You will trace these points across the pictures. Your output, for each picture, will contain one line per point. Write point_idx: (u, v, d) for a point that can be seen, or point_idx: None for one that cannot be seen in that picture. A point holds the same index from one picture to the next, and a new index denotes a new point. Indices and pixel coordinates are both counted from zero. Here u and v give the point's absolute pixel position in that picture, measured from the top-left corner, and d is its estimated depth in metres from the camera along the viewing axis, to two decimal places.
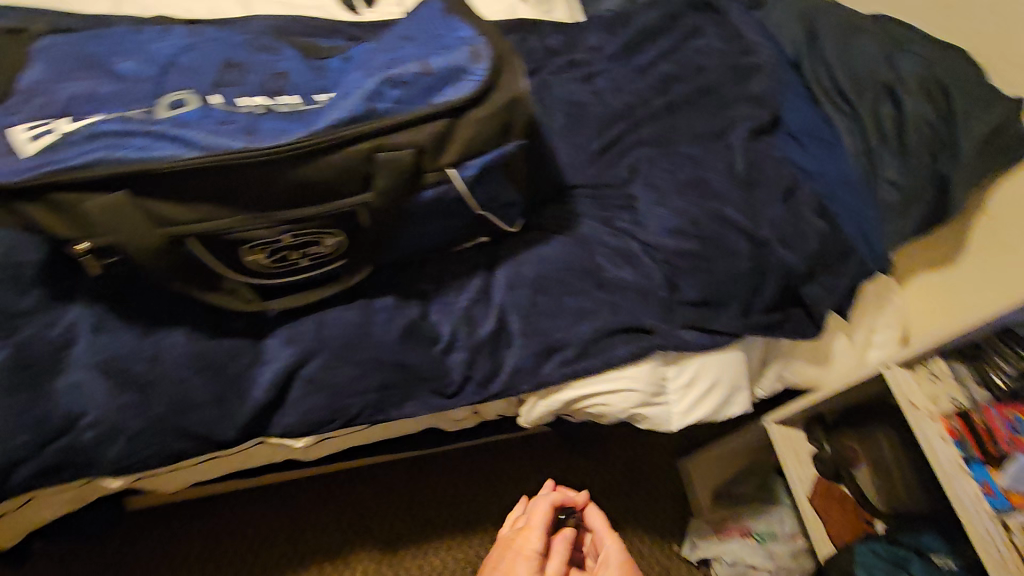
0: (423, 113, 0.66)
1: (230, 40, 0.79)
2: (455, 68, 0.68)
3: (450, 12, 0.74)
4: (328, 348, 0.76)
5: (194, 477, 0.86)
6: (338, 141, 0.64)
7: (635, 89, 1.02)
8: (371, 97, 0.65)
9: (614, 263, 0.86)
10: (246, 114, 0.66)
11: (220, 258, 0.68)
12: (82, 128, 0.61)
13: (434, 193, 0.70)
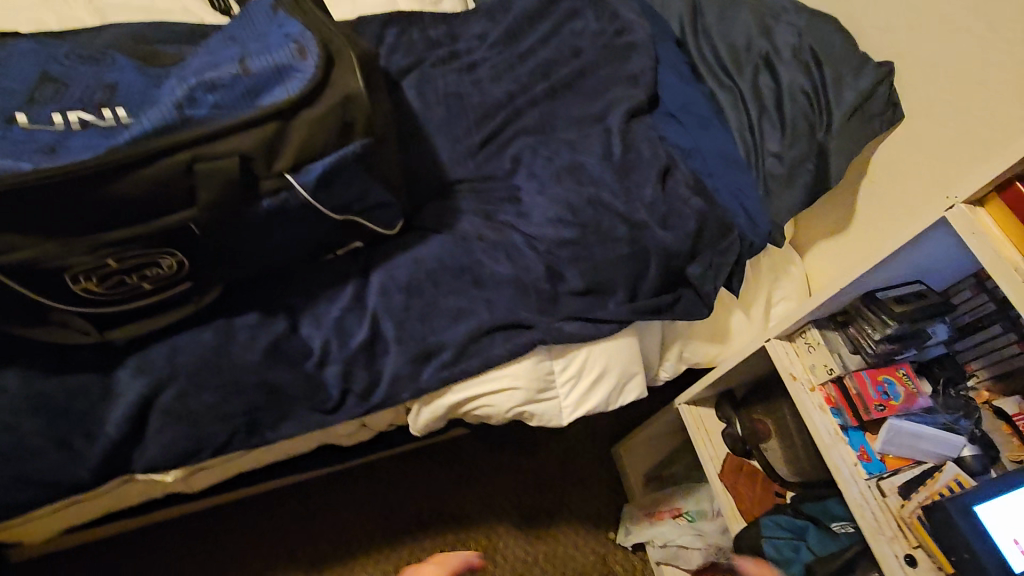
0: (246, 117, 0.62)
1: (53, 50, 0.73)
2: (279, 66, 0.63)
3: (280, 6, 0.69)
4: (184, 374, 0.71)
5: (60, 525, 0.79)
6: (149, 154, 0.59)
7: (514, 77, 0.99)
8: (184, 104, 0.60)
9: (493, 258, 0.83)
10: (53, 131, 0.61)
11: (43, 289, 0.62)
12: None
13: (273, 203, 0.65)
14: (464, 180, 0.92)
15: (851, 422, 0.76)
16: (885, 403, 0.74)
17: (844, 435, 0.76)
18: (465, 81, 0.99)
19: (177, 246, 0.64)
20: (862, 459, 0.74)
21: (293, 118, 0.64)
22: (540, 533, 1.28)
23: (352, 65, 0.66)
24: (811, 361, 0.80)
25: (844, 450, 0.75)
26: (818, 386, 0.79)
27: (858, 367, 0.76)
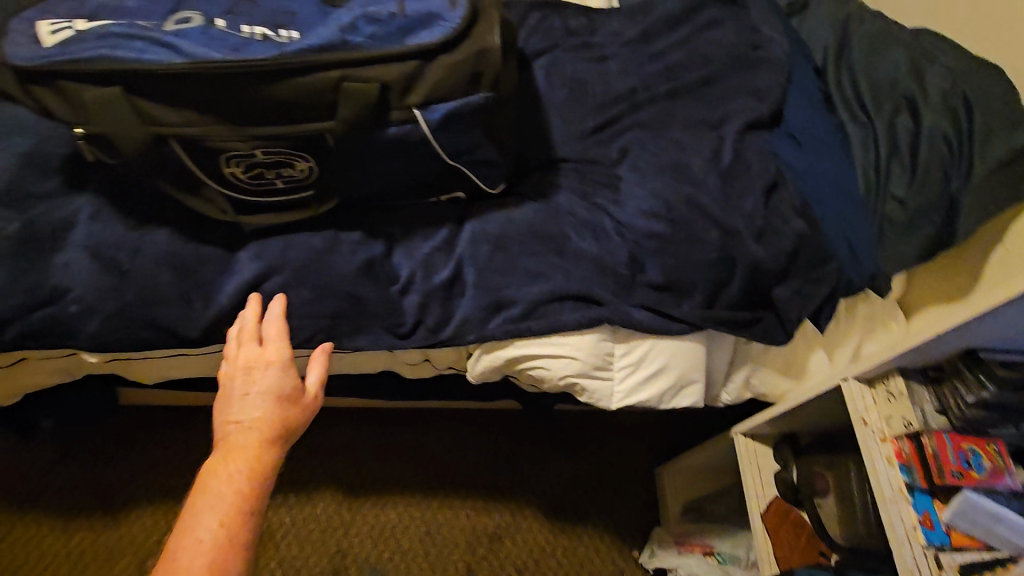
0: (394, 52, 0.69)
1: None
2: (431, 13, 0.70)
3: None
4: (290, 268, 0.81)
5: (162, 374, 0.92)
6: (308, 66, 0.68)
7: (640, 73, 1.02)
8: (346, 29, 0.68)
9: (580, 234, 0.86)
10: (239, 36, 0.72)
11: (202, 166, 0.74)
12: (94, 29, 0.69)
13: (398, 131, 0.73)
14: (569, 159, 0.95)
15: (920, 485, 0.69)
16: (964, 473, 0.67)
17: (909, 496, 0.69)
18: (592, 70, 1.03)
19: (311, 153, 0.74)
20: (924, 526, 0.68)
21: (432, 61, 0.70)
22: (564, 528, 1.28)
23: (493, 24, 0.72)
24: (889, 411, 0.73)
25: (905, 511, 0.69)
26: (891, 439, 0.72)
27: (942, 429, 0.70)
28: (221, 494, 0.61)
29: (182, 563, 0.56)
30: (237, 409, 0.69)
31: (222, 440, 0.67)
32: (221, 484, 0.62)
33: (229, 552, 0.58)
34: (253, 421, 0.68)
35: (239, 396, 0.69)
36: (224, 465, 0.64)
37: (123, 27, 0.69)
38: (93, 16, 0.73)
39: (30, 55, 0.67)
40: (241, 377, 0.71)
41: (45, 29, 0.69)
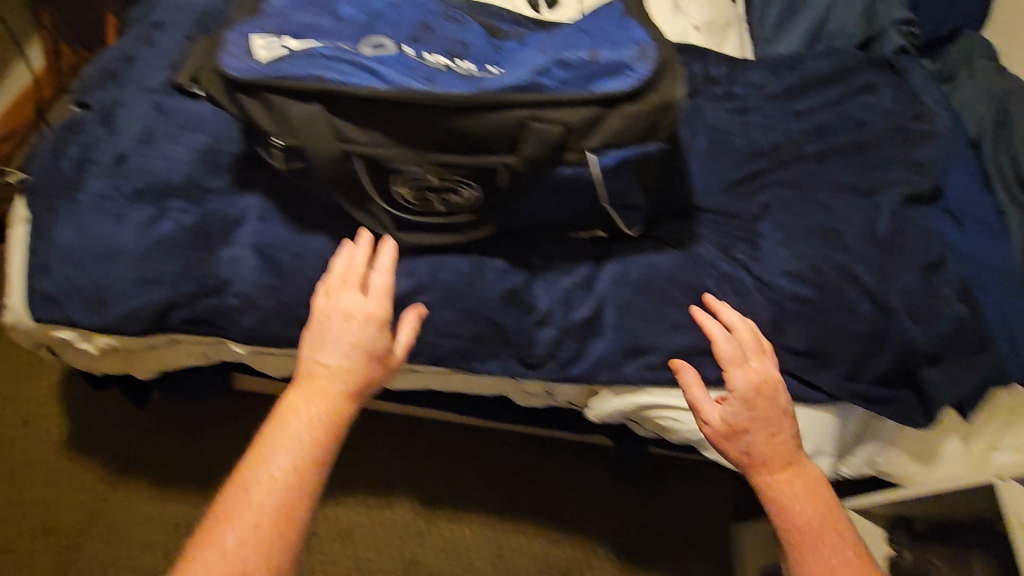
0: (577, 96, 0.70)
1: (430, 6, 0.90)
2: (620, 62, 0.71)
3: (628, 14, 0.77)
4: (438, 288, 0.84)
5: (290, 370, 0.95)
6: (496, 103, 0.70)
7: (785, 130, 1.01)
8: (539, 72, 0.70)
9: (721, 289, 0.86)
10: (429, 66, 0.75)
11: (375, 184, 0.77)
12: (304, 49, 0.73)
13: (570, 172, 0.74)
14: (708, 210, 0.94)
15: None
16: None
17: None
18: (734, 122, 1.03)
19: (480, 184, 0.76)
20: None
21: (612, 108, 0.71)
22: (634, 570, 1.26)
23: (679, 80, 0.73)
24: None
25: None
26: None
27: None
28: (295, 439, 0.68)
29: (257, 492, 0.65)
30: (328, 354, 0.73)
31: (307, 383, 0.72)
32: (297, 429, 0.69)
33: (296, 493, 0.67)
34: (340, 370, 0.72)
35: (333, 342, 0.73)
36: (304, 411, 0.70)
37: (327, 49, 0.73)
38: (294, 34, 0.77)
39: (243, 67, 0.72)
40: (338, 324, 0.74)
41: (256, 43, 0.74)
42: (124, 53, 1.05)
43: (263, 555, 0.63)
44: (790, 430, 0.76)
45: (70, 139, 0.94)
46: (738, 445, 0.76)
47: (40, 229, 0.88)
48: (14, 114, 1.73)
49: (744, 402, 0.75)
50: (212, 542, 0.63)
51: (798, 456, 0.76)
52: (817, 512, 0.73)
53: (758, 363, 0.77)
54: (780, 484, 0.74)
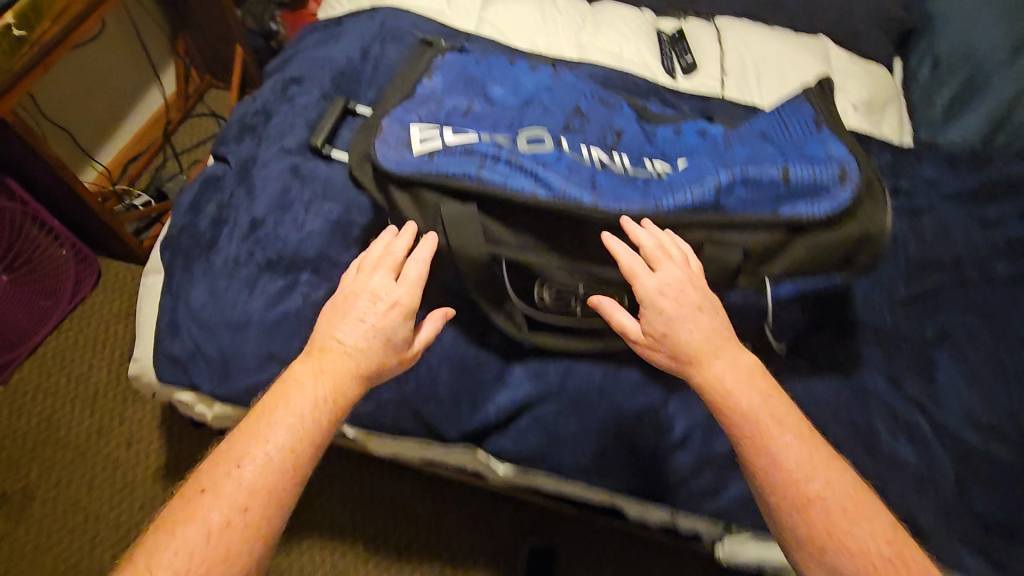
0: (764, 220, 0.62)
1: (583, 88, 0.84)
2: (816, 183, 0.62)
3: (820, 124, 0.69)
4: (566, 396, 0.78)
5: (392, 452, 0.91)
6: (669, 222, 0.63)
7: (966, 240, 0.88)
8: (721, 189, 0.63)
9: (891, 431, 0.74)
10: (591, 167, 0.70)
11: (515, 283, 0.73)
12: (461, 143, 0.69)
13: (738, 297, 0.66)
14: (871, 325, 0.81)
15: None
16: None
17: None
18: (904, 223, 0.91)
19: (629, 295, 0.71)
20: None
21: (802, 234, 0.63)
22: None
23: (885, 205, 0.63)
24: None
25: None
26: None
27: None
28: (298, 418, 0.59)
29: (249, 469, 0.56)
30: (345, 333, 0.63)
31: (315, 358, 0.63)
32: (291, 403, 0.60)
33: (289, 475, 0.57)
34: (357, 353, 0.62)
35: (355, 320, 0.63)
36: (305, 390, 0.60)
37: (488, 146, 0.69)
38: (451, 122, 0.74)
39: (399, 161, 0.69)
40: (364, 302, 0.64)
41: (415, 133, 0.71)
42: (263, 106, 1.05)
43: (240, 539, 0.54)
44: (705, 317, 0.59)
45: (208, 196, 0.95)
46: (663, 351, 0.59)
47: (175, 287, 0.89)
48: (139, 140, 1.77)
49: (657, 304, 0.58)
50: (193, 518, 0.54)
51: (728, 343, 0.59)
52: (762, 407, 0.56)
53: (662, 266, 0.59)
54: (713, 384, 0.57)
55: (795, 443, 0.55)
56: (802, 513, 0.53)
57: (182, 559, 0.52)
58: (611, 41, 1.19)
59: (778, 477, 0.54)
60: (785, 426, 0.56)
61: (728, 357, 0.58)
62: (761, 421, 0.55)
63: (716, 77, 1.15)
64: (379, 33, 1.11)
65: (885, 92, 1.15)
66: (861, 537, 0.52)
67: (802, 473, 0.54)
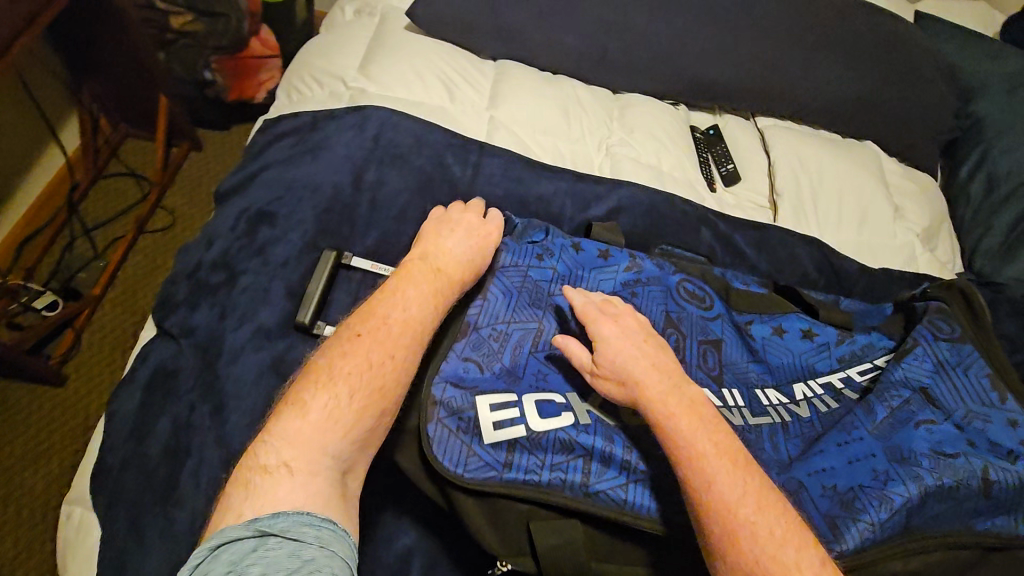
0: (967, 545, 0.49)
1: (668, 278, 0.68)
2: (1013, 492, 0.51)
3: (989, 382, 0.57)
4: None
5: None
6: (858, 563, 0.48)
7: None
8: (909, 504, 0.49)
9: None
10: None
11: None
12: (551, 431, 0.53)
13: None
14: None
15: None
16: None
17: None
18: None
19: None
20: None
21: (1000, 554, 0.51)
22: None
23: None
24: None
25: None
26: None
27: None
28: (424, 299, 0.59)
29: (394, 328, 0.56)
30: (449, 244, 0.64)
31: (426, 259, 0.63)
32: (419, 281, 0.60)
33: (415, 344, 0.56)
34: (461, 259, 0.63)
35: (457, 236, 0.64)
36: (423, 274, 0.61)
37: (594, 437, 0.53)
38: (525, 377, 0.57)
39: (470, 461, 0.51)
40: (463, 229, 0.65)
41: (486, 415, 0.53)
42: (223, 255, 0.79)
43: (391, 380, 0.54)
44: (654, 348, 0.55)
45: (158, 405, 0.69)
46: (613, 378, 0.53)
47: (116, 554, 0.62)
48: (33, 215, 1.36)
49: (604, 335, 0.55)
50: (345, 359, 0.54)
51: (679, 374, 0.54)
52: (701, 427, 0.49)
53: (614, 309, 0.58)
54: (655, 404, 0.51)
55: (732, 462, 0.47)
56: (728, 537, 0.44)
57: (350, 387, 0.52)
58: (647, 148, 1.00)
59: (712, 496, 0.46)
60: (722, 447, 0.48)
61: (674, 384, 0.52)
62: (697, 438, 0.48)
63: (764, 194, 1.01)
64: (373, 152, 0.87)
65: (939, 212, 1.04)
66: (788, 563, 0.43)
67: (735, 494, 0.46)
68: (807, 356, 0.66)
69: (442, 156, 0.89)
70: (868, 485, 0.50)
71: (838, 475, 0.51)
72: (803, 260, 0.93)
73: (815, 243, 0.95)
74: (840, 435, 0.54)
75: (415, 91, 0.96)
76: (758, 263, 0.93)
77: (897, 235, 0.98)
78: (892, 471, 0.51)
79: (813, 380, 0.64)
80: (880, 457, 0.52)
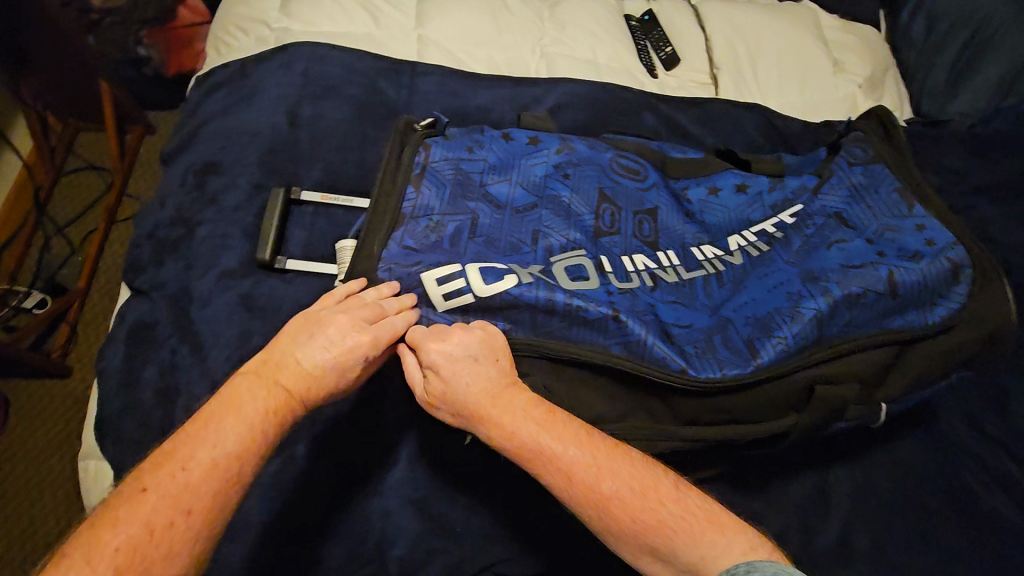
0: (880, 342, 0.56)
1: (599, 157, 0.69)
2: (922, 289, 0.57)
3: (905, 196, 0.64)
4: None
5: None
6: (778, 373, 0.55)
7: (1013, 241, 0.83)
8: (823, 321, 0.56)
9: (987, 486, 0.69)
10: (645, 293, 0.58)
11: None
12: (497, 296, 0.55)
13: (847, 425, 0.59)
14: None
15: None
16: None
17: None
18: None
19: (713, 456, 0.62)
20: None
21: (915, 346, 0.58)
22: None
23: (1007, 295, 0.59)
24: None
25: None
26: None
27: None
28: (235, 433, 0.46)
29: (188, 475, 0.44)
30: (304, 351, 0.51)
31: (267, 370, 0.50)
32: (249, 403, 0.48)
33: (213, 493, 0.44)
34: (305, 376, 0.51)
35: (314, 347, 0.51)
36: (257, 393, 0.49)
37: (537, 291, 0.55)
38: (468, 253, 0.59)
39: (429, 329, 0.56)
40: (328, 333, 0.52)
41: (435, 289, 0.56)
42: (177, 211, 0.81)
43: (173, 556, 0.42)
44: (481, 360, 0.52)
45: (142, 356, 0.73)
46: (446, 405, 0.52)
47: None
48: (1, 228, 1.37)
49: (431, 362, 0.51)
50: (123, 524, 0.41)
51: (505, 380, 0.52)
52: (540, 429, 0.49)
53: (438, 326, 0.53)
54: (493, 428, 0.50)
55: (580, 449, 0.48)
56: (601, 517, 0.47)
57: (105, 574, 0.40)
58: (581, 43, 0.99)
59: (571, 486, 0.47)
60: (565, 437, 0.49)
61: (500, 399, 0.50)
62: (540, 442, 0.48)
63: (704, 70, 1.00)
64: (306, 88, 0.88)
65: (883, 61, 1.03)
66: (655, 508, 0.46)
67: (590, 473, 0.47)
68: (742, 210, 0.68)
69: (375, 83, 0.90)
70: (783, 307, 0.57)
71: (757, 304, 0.58)
72: (749, 128, 0.94)
73: (758, 109, 0.96)
74: (762, 270, 0.61)
75: (341, 23, 0.95)
76: (704, 137, 0.94)
77: (838, 88, 0.98)
78: (804, 290, 0.57)
79: (748, 230, 0.65)
80: (795, 280, 0.59)
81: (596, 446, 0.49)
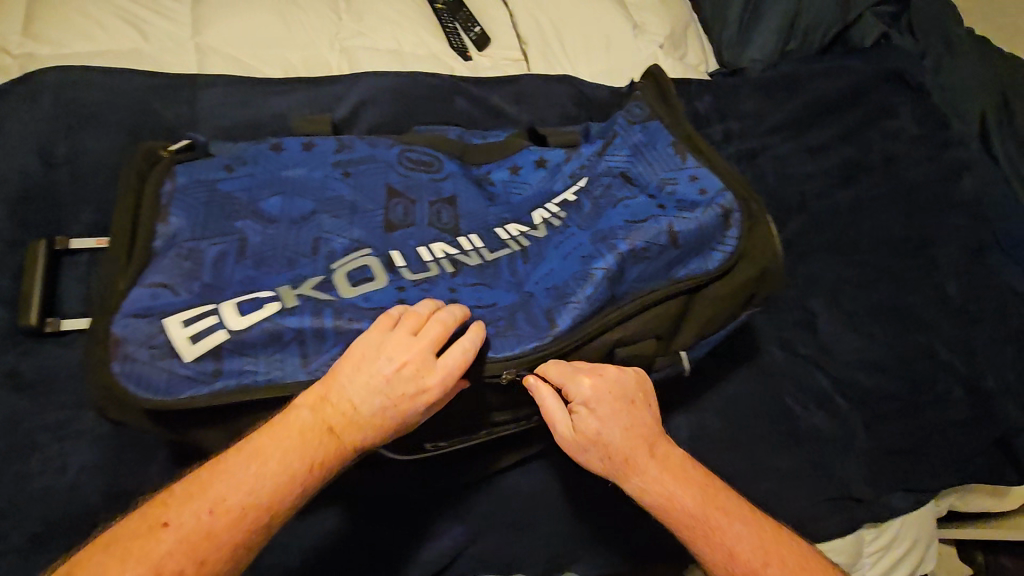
0: (669, 293, 0.57)
1: (386, 151, 0.65)
2: (701, 236, 0.60)
3: (681, 147, 0.66)
4: (497, 525, 0.66)
5: None
6: (575, 342, 0.54)
7: (806, 173, 0.90)
8: (614, 280, 0.56)
9: (806, 405, 0.74)
10: (439, 284, 0.56)
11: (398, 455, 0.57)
12: (256, 324, 0.50)
13: (658, 376, 0.60)
14: None
15: None
16: None
17: None
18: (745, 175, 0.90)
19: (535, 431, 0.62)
20: None
21: (704, 292, 0.59)
22: None
23: (772, 233, 0.62)
24: None
25: None
26: None
27: None
28: (273, 476, 0.46)
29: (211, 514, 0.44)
30: (355, 387, 0.48)
31: (317, 402, 0.48)
32: (295, 440, 0.47)
33: (236, 534, 0.44)
34: (356, 415, 0.48)
35: (368, 381, 0.48)
36: (309, 431, 0.47)
37: (302, 316, 0.51)
38: (231, 282, 0.53)
39: (166, 383, 0.48)
40: (384, 365, 0.48)
41: (180, 331, 0.49)
42: None
43: None
44: (639, 412, 0.54)
45: None
46: (593, 453, 0.53)
47: None
48: None
49: (583, 398, 0.52)
50: (133, 561, 0.42)
51: (660, 434, 0.55)
52: (704, 496, 0.54)
53: (602, 366, 0.55)
54: (657, 483, 0.53)
55: (746, 526, 0.54)
56: None
57: None
58: (382, 34, 0.94)
59: (727, 557, 0.52)
60: (733, 512, 0.54)
61: (659, 460, 0.54)
62: (705, 511, 0.53)
63: (514, 48, 0.99)
64: (62, 121, 0.77)
65: (681, 17, 1.06)
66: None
67: (757, 554, 0.53)
68: (542, 184, 0.67)
69: (146, 104, 0.80)
70: (577, 272, 0.57)
71: (556, 274, 0.57)
72: (562, 100, 0.94)
73: (568, 79, 0.96)
74: (558, 239, 0.60)
75: (100, 41, 0.84)
76: (519, 115, 0.92)
77: (640, 50, 1.01)
78: (595, 251, 0.58)
79: (551, 202, 0.64)
80: (587, 244, 0.59)
81: (758, 522, 0.54)
